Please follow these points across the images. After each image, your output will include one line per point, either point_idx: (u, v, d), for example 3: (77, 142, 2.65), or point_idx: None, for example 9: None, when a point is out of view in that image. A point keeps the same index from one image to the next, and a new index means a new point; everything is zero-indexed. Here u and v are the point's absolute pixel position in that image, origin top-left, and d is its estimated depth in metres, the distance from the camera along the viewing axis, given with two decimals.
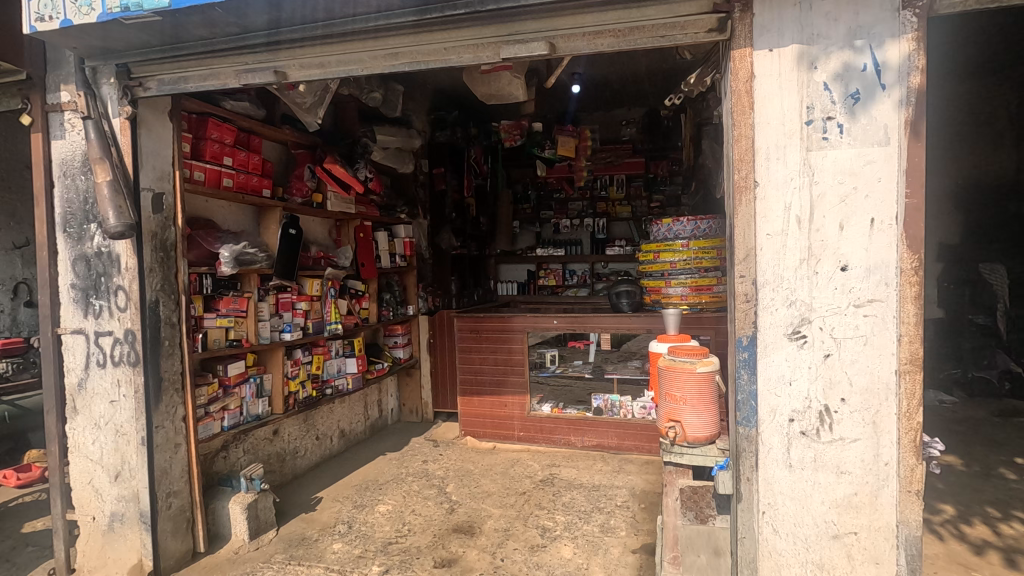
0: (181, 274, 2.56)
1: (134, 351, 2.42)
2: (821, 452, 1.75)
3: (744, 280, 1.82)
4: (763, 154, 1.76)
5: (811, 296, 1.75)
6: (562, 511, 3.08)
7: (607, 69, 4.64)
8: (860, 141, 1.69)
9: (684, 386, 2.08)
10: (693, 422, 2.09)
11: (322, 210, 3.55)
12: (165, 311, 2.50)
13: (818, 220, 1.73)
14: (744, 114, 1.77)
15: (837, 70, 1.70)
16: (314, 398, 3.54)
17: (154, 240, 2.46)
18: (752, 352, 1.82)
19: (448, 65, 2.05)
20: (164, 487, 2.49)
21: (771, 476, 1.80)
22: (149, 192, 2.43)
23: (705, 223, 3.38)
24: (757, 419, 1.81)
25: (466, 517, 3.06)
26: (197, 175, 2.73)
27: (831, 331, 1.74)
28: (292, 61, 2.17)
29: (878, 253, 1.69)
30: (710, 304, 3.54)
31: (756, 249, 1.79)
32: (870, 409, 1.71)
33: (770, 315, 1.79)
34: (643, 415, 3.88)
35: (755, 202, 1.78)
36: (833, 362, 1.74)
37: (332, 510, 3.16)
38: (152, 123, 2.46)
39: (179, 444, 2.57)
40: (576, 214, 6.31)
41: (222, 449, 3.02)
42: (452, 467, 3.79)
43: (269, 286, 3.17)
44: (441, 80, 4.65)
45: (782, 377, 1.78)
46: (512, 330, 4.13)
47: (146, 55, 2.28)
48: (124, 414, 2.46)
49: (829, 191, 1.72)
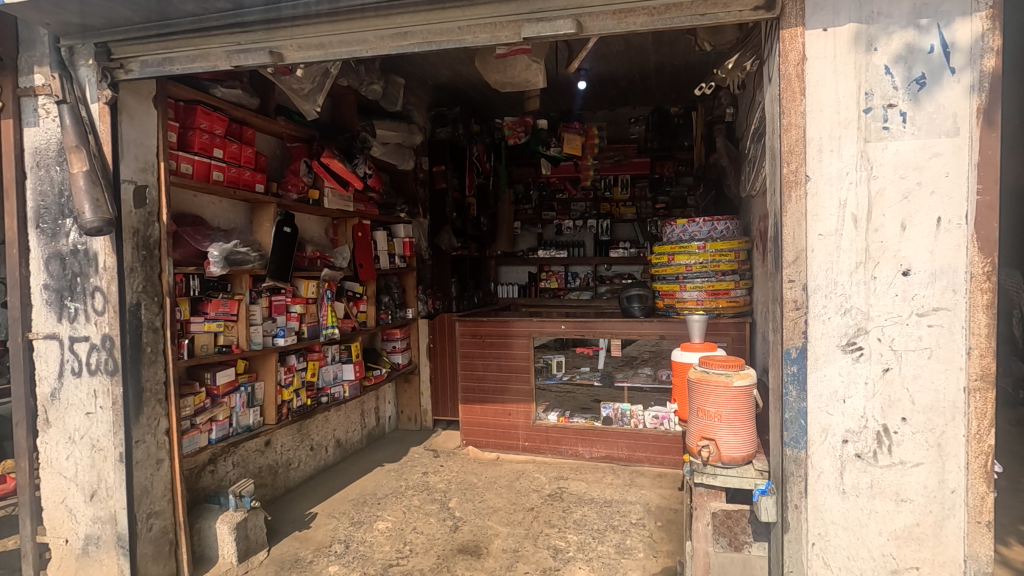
0: (166, 274, 2.34)
1: (112, 358, 2.21)
2: (878, 477, 1.58)
3: (794, 284, 1.63)
4: (815, 146, 1.59)
5: (868, 304, 1.58)
6: (574, 530, 2.89)
7: (616, 65, 4.47)
8: (924, 131, 1.52)
9: (719, 401, 1.91)
10: (729, 441, 1.91)
11: (319, 208, 3.34)
12: (147, 314, 2.28)
13: (876, 219, 1.56)
14: (794, 101, 1.60)
15: (899, 52, 1.53)
16: (309, 407, 3.33)
17: (136, 237, 2.25)
18: (803, 365, 1.63)
19: (463, 46, 1.86)
20: (144, 507, 2.27)
21: (821, 503, 1.62)
22: (130, 184, 2.22)
23: (722, 224, 3.31)
24: (807, 440, 1.63)
25: (471, 535, 2.86)
26: (184, 167, 2.52)
27: (890, 342, 1.57)
28: (290, 41, 1.97)
29: (945, 256, 1.52)
30: (729, 309, 3.34)
31: (807, 251, 1.61)
32: (934, 430, 1.54)
33: (822, 324, 1.61)
34: (654, 425, 3.69)
35: (805, 199, 1.60)
36: (892, 376, 1.57)
37: (328, 528, 2.95)
38: (134, 110, 2.25)
39: (162, 459, 2.34)
40: (579, 215, 6.13)
41: (209, 463, 2.80)
42: (454, 479, 3.59)
43: (261, 288, 2.96)
44: (443, 74, 4.47)
45: (835, 394, 1.61)
46: (514, 334, 3.93)
47: (127, 33, 2.08)
48: (101, 428, 2.24)
49: (890, 187, 1.55)
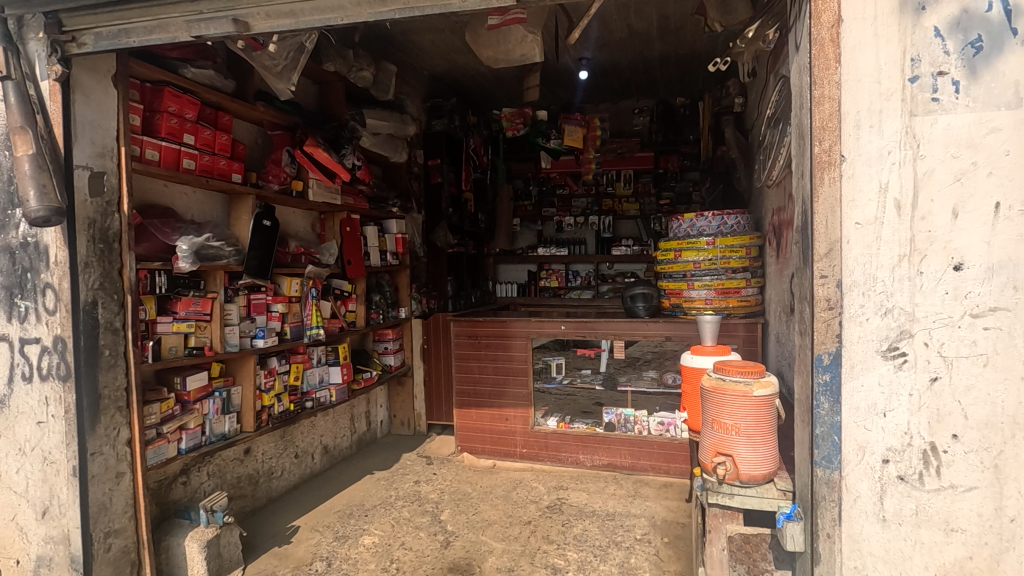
0: (127, 270, 2.12)
1: (64, 362, 2.01)
2: (924, 503, 1.37)
3: (826, 281, 1.41)
4: (852, 121, 1.38)
5: (913, 303, 1.36)
6: (574, 546, 2.68)
7: (618, 54, 4.25)
8: (980, 103, 1.31)
9: (736, 413, 1.70)
10: (748, 458, 1.70)
11: (303, 200, 3.13)
12: (105, 314, 2.07)
13: (923, 206, 1.35)
14: (827, 70, 1.38)
15: (953, 13, 1.32)
16: (293, 413, 3.13)
17: (92, 228, 2.04)
18: (837, 374, 1.41)
19: (449, 11, 1.64)
20: (101, 526, 2.05)
21: (857, 531, 1.41)
22: (84, 170, 2.00)
23: (732, 219, 3.13)
24: (841, 459, 1.41)
25: (464, 552, 2.65)
26: (149, 153, 2.31)
27: (939, 347, 1.36)
28: (256, 9, 1.77)
29: (1004, 249, 1.31)
30: (739, 308, 3.14)
31: (841, 242, 1.40)
32: (990, 449, 1.33)
33: (859, 327, 1.40)
34: (660, 432, 3.47)
35: (840, 182, 1.39)
36: (941, 387, 1.36)
37: (309, 543, 2.75)
38: (91, 88, 2.03)
39: (122, 473, 2.13)
40: (580, 211, 5.93)
41: (181, 474, 2.60)
42: (448, 489, 3.38)
43: (238, 286, 2.74)
44: (439, 64, 4.27)
45: (874, 407, 1.39)
46: (512, 335, 3.72)
47: (78, 2, 1.88)
48: (53, 439, 2.04)
49: (939, 167, 1.34)
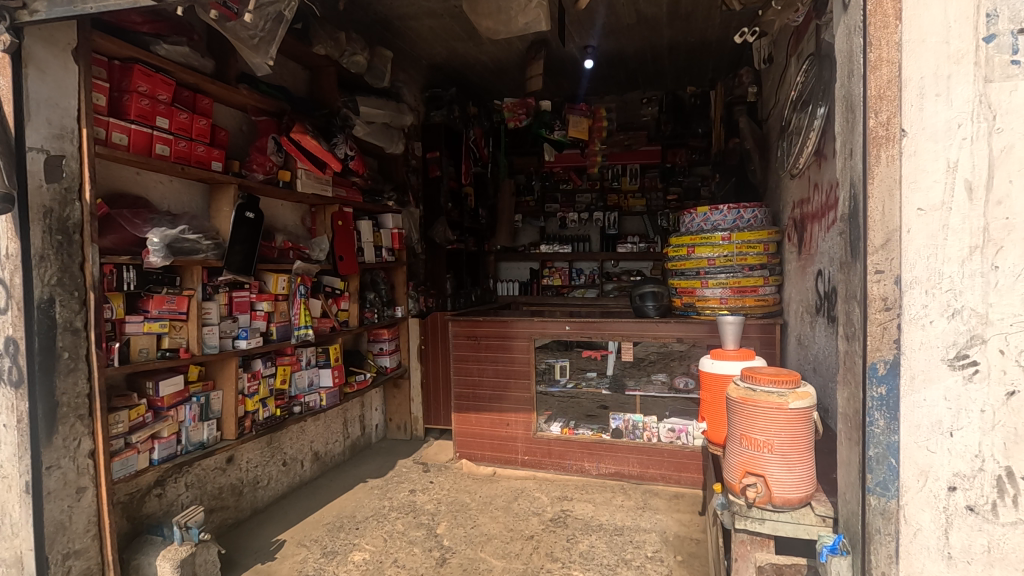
0: (89, 264, 1.92)
1: (17, 367, 1.82)
2: (997, 538, 1.17)
3: (883, 277, 1.19)
4: (914, 88, 1.17)
5: (987, 304, 1.16)
6: (580, 565, 2.47)
7: (625, 42, 4.04)
8: None
9: (769, 428, 1.49)
10: (781, 479, 1.49)
11: (290, 191, 2.93)
12: (63, 313, 1.87)
13: (1000, 187, 1.15)
14: (886, 28, 1.17)
15: None
16: (279, 418, 2.92)
17: (48, 218, 1.83)
18: (894, 387, 1.20)
19: None
20: (59, 547, 1.84)
21: (919, 570, 1.21)
22: (38, 153, 1.80)
23: (749, 213, 2.92)
24: (898, 486, 1.21)
25: (461, 571, 2.45)
26: (117, 137, 2.11)
27: (1017, 356, 1.15)
28: None
29: None
30: (756, 308, 2.93)
31: (901, 230, 1.18)
32: None
33: (921, 331, 1.19)
34: (670, 439, 3.23)
35: (901, 160, 1.18)
36: (1019, 403, 1.15)
37: (294, 559, 2.55)
38: (46, 62, 1.83)
39: (84, 488, 1.92)
40: (584, 207, 5.73)
41: (155, 485, 2.41)
42: (445, 499, 3.17)
43: (218, 282, 2.53)
44: (438, 53, 4.07)
45: (938, 425, 1.18)
46: (514, 335, 3.52)
47: None
48: (5, 450, 1.85)
49: (1020, 143, 1.14)
